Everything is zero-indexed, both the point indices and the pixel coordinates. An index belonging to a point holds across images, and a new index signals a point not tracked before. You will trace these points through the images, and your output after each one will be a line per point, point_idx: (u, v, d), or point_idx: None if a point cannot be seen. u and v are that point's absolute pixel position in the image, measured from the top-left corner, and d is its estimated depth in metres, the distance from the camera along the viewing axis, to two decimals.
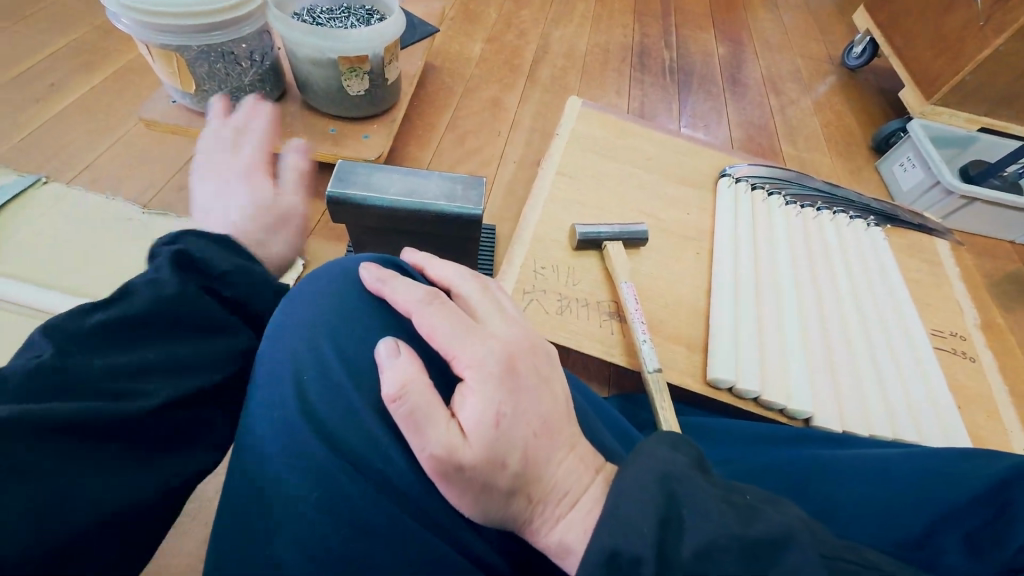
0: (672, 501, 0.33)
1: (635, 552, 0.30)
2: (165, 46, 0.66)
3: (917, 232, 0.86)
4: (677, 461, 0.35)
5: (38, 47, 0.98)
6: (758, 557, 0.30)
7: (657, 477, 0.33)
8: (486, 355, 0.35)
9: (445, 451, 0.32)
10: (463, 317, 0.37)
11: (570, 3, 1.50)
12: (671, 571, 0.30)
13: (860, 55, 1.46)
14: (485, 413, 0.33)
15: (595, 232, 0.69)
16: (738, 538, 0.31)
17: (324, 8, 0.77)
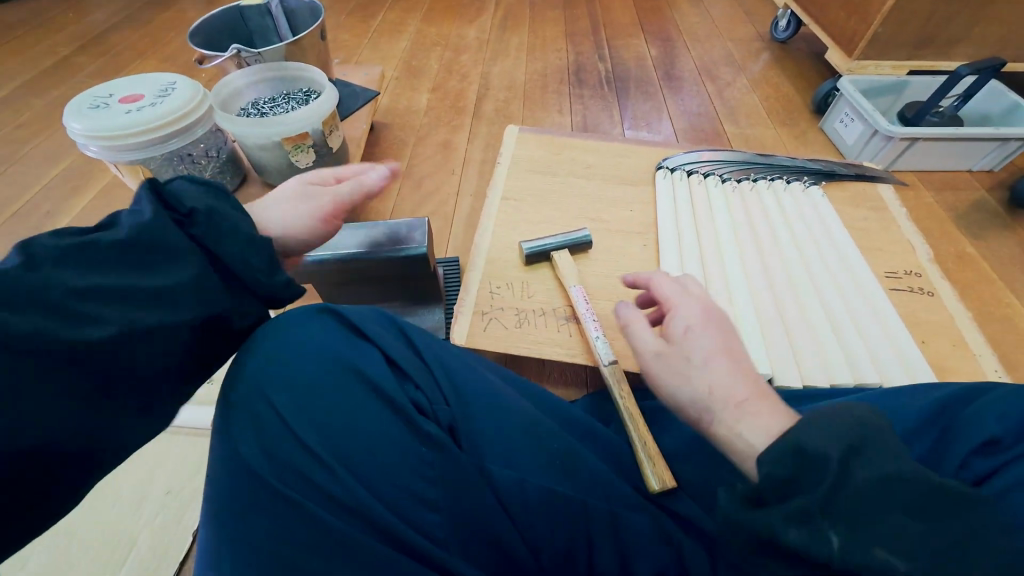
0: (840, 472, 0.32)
1: (813, 535, 0.30)
2: (131, 161, 0.73)
3: (858, 182, 0.89)
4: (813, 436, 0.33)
5: (33, 183, 1.10)
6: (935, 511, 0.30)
7: (794, 452, 0.32)
8: (689, 327, 0.44)
9: (699, 392, 0.41)
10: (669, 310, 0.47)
11: (505, 39, 1.61)
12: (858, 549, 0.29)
13: (786, 28, 1.52)
14: (696, 369, 0.41)
15: (540, 245, 0.73)
16: (909, 502, 0.30)
17: (267, 99, 0.86)
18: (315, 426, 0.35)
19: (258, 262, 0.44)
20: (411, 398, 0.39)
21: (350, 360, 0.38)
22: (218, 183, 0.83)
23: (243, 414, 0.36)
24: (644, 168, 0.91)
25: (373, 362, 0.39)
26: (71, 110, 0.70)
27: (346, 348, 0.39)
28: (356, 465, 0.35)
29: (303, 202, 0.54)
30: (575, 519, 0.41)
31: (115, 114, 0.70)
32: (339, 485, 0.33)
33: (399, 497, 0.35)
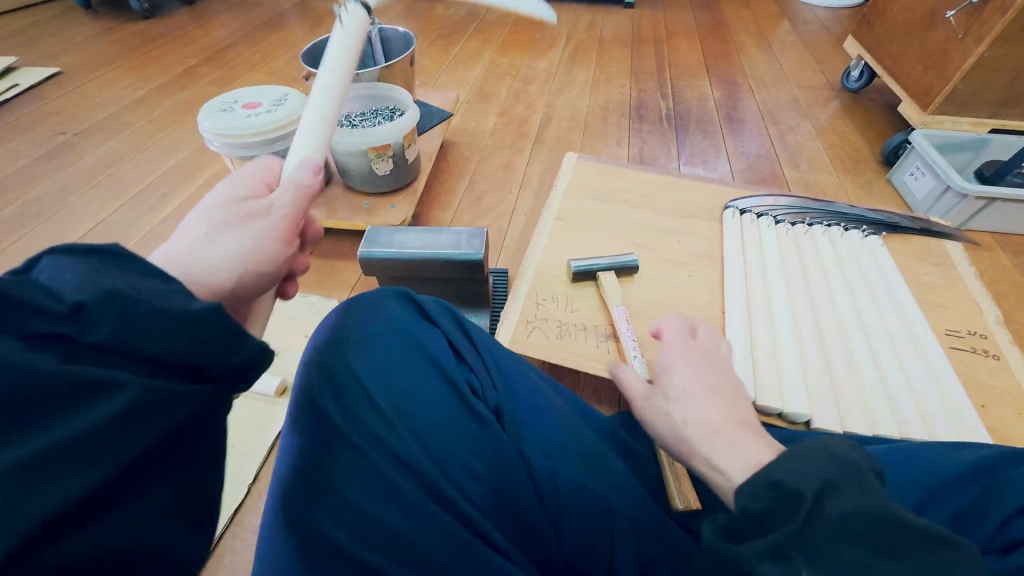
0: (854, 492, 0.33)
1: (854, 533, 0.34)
2: (242, 155, 0.86)
3: (922, 236, 0.86)
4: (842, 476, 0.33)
5: (155, 169, 1.29)
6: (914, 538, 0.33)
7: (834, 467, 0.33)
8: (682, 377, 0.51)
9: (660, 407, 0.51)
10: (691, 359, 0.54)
11: (572, 73, 1.70)
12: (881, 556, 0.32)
13: (858, 78, 1.51)
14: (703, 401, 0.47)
15: (589, 265, 0.77)
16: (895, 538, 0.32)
17: (358, 113, 0.99)
18: (386, 387, 0.41)
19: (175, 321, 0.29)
20: (466, 378, 0.44)
21: (419, 339, 0.44)
22: None
23: (320, 372, 0.41)
24: (696, 202, 0.93)
25: (438, 344, 0.45)
26: (205, 111, 0.85)
27: (415, 330, 0.45)
28: (416, 425, 0.39)
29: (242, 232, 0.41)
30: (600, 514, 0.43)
31: (237, 116, 0.84)
32: (401, 442, 0.38)
33: (444, 458, 0.39)
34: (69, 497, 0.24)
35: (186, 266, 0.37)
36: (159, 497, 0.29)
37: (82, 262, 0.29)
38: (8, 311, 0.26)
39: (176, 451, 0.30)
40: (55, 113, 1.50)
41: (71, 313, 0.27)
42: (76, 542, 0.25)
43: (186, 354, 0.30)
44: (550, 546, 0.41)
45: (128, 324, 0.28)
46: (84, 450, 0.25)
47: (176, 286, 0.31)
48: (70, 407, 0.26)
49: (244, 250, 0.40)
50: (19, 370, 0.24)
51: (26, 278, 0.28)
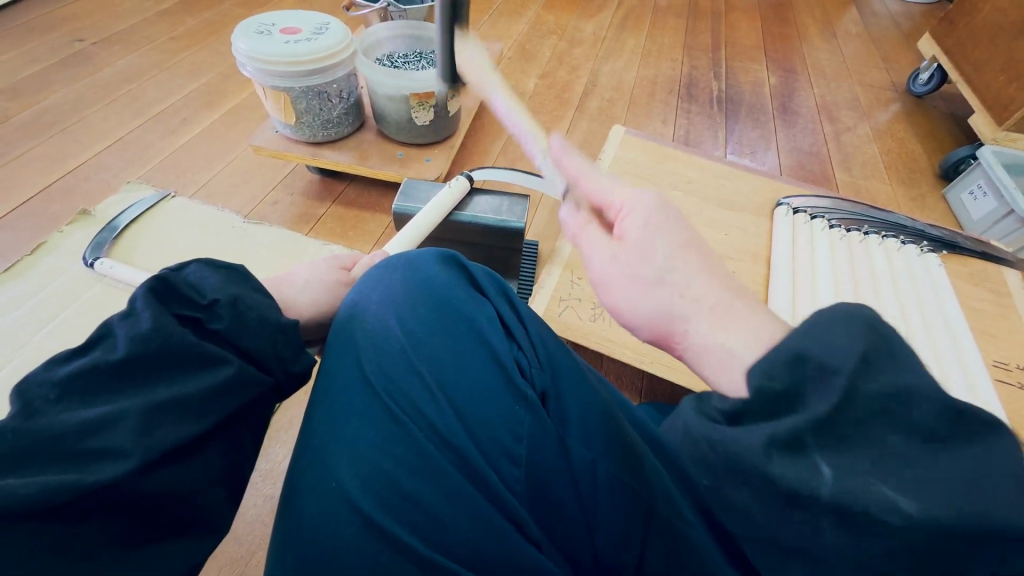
0: (801, 377, 0.28)
1: (792, 432, 0.27)
2: (277, 87, 0.83)
3: (980, 259, 0.82)
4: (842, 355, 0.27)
5: (176, 91, 1.22)
6: (844, 434, 0.27)
7: (787, 360, 0.28)
8: (660, 280, 0.38)
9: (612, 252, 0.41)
10: (645, 273, 0.38)
11: (621, 40, 1.59)
12: (809, 449, 0.27)
13: (926, 82, 1.40)
14: (688, 284, 0.37)
15: None
16: (818, 422, 0.27)
17: (401, 55, 0.95)
18: (430, 357, 0.39)
19: (258, 322, 0.37)
20: (514, 356, 0.41)
21: (464, 308, 0.42)
22: (341, 123, 0.91)
23: (367, 337, 0.40)
24: (747, 194, 0.88)
25: (488, 315, 0.42)
26: (241, 32, 0.81)
27: (462, 297, 0.43)
28: (455, 397, 0.38)
29: (325, 285, 0.51)
30: (638, 516, 0.38)
31: (275, 42, 0.80)
32: (440, 414, 0.37)
33: (482, 436, 0.37)
34: (171, 440, 0.31)
35: (285, 296, 0.48)
36: (219, 462, 0.34)
37: (212, 268, 0.38)
38: (163, 293, 0.35)
39: (244, 428, 0.36)
40: (74, 17, 1.41)
41: (204, 307, 0.35)
42: (164, 475, 0.31)
43: (269, 355, 0.37)
44: (578, 541, 0.39)
45: (239, 324, 0.36)
46: (190, 407, 0.32)
47: (276, 303, 0.39)
48: (185, 372, 0.33)
49: (329, 301, 0.50)
50: (165, 338, 0.32)
51: (181, 272, 0.37)
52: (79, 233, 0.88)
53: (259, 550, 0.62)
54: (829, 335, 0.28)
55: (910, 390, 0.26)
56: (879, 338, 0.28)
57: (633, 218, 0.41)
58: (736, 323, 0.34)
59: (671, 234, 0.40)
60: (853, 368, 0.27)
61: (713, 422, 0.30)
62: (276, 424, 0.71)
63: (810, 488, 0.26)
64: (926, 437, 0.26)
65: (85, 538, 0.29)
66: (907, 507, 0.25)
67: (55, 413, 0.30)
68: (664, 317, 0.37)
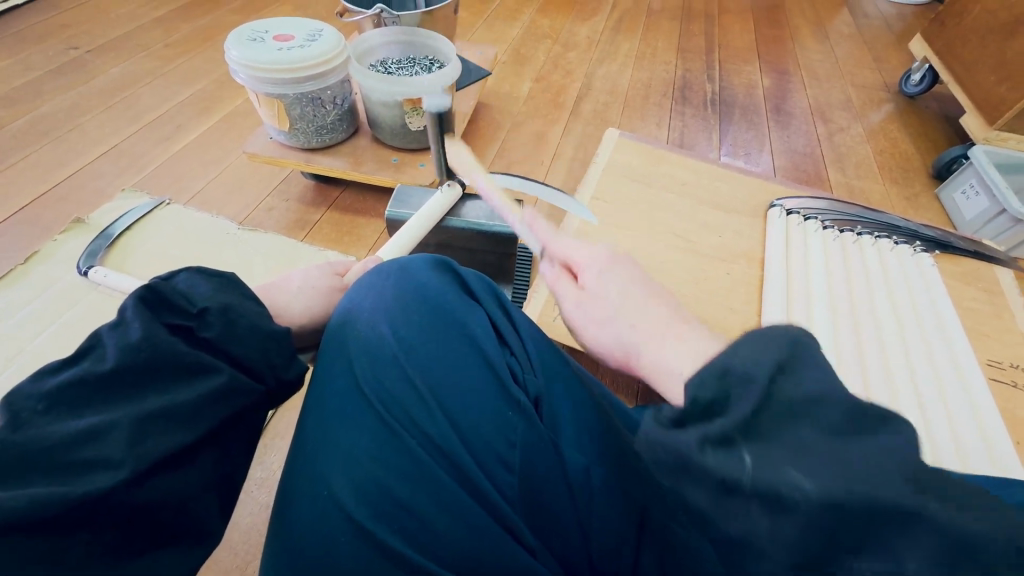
0: (726, 379, 0.28)
1: (722, 431, 0.27)
2: (271, 95, 0.83)
3: (973, 259, 0.82)
4: (756, 360, 0.28)
5: (170, 98, 1.22)
6: (763, 431, 0.27)
7: (712, 370, 0.29)
8: (621, 318, 0.41)
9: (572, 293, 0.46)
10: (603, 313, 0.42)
11: (616, 43, 1.59)
12: (736, 445, 0.27)
13: (919, 83, 1.41)
14: (641, 323, 0.40)
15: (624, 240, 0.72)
16: (737, 418, 0.27)
17: (395, 60, 0.95)
18: (423, 364, 0.39)
19: (249, 330, 0.37)
20: (506, 362, 0.41)
21: (457, 314, 0.42)
22: (336, 129, 0.91)
23: (359, 344, 0.40)
24: (741, 196, 0.88)
25: (480, 321, 0.42)
26: (234, 40, 0.81)
27: (455, 304, 0.43)
28: (449, 403, 0.38)
29: (319, 291, 0.51)
30: (631, 517, 0.39)
31: (269, 49, 0.80)
32: (434, 421, 0.37)
33: (476, 442, 0.37)
34: (162, 450, 0.31)
35: (277, 302, 0.48)
36: (211, 471, 0.34)
37: (202, 276, 0.38)
38: (153, 302, 0.35)
39: (235, 436, 0.36)
40: (68, 26, 1.41)
41: (195, 316, 0.35)
42: (156, 485, 0.31)
43: (261, 363, 0.37)
44: (573, 547, 0.39)
45: (230, 332, 0.36)
46: (181, 416, 0.32)
47: (268, 311, 0.39)
48: (176, 381, 0.33)
49: (322, 308, 0.50)
50: (155, 347, 0.32)
51: (171, 281, 0.37)
52: (73, 242, 0.88)
53: (255, 559, 0.62)
54: (748, 346, 0.29)
55: (820, 391, 0.27)
56: (800, 352, 0.28)
57: (587, 265, 0.45)
58: (682, 348, 0.36)
59: (619, 274, 0.44)
60: (767, 376, 0.27)
61: (665, 429, 0.29)
62: (272, 431, 0.71)
63: (734, 481, 0.26)
64: (838, 432, 0.26)
65: (72, 551, 0.28)
66: (807, 487, 0.24)
67: (44, 424, 0.30)
68: (621, 349, 0.40)
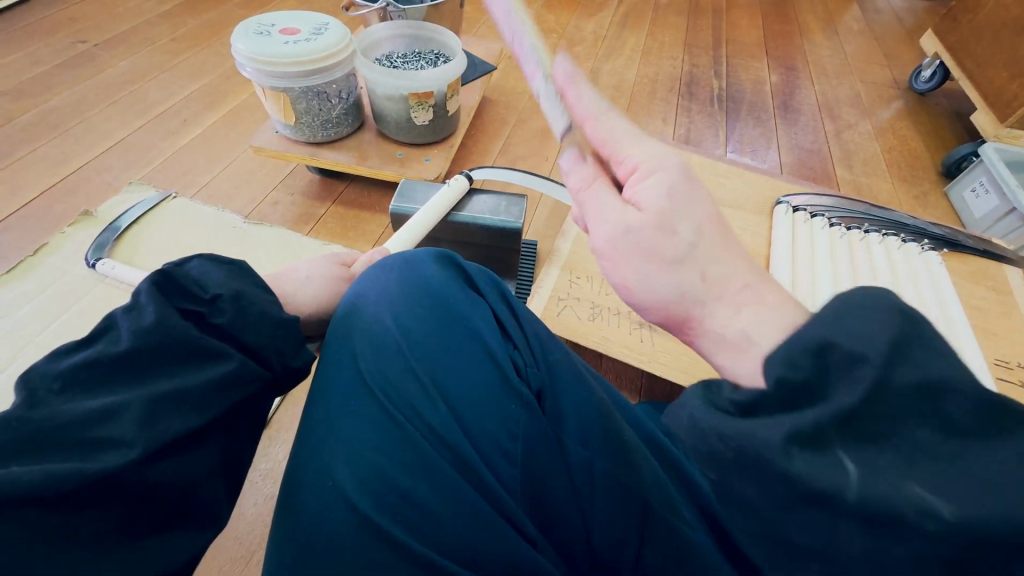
0: (823, 364, 0.27)
1: (818, 425, 0.26)
2: (277, 88, 0.83)
3: (981, 257, 0.81)
4: (869, 342, 0.26)
5: (177, 92, 1.23)
6: (866, 433, 0.26)
7: (805, 349, 0.28)
8: (689, 266, 0.37)
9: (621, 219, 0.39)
10: (665, 253, 0.38)
11: (622, 39, 1.58)
12: (824, 445, 0.27)
13: (929, 79, 1.39)
14: (714, 272, 0.37)
15: None
16: (833, 415, 0.26)
17: (400, 55, 0.95)
18: (426, 356, 0.39)
19: (259, 317, 0.37)
20: (509, 355, 0.41)
21: (460, 307, 0.42)
22: (341, 123, 0.91)
23: (363, 336, 0.40)
24: (747, 193, 0.88)
25: (483, 315, 0.42)
26: (240, 33, 0.81)
27: (459, 296, 0.43)
28: (451, 395, 0.38)
29: (325, 282, 0.51)
30: (633, 517, 0.39)
31: (275, 42, 0.80)
32: (436, 412, 0.37)
33: (478, 434, 0.37)
34: (173, 432, 0.31)
35: (284, 292, 0.48)
36: (218, 455, 0.35)
37: (214, 264, 0.38)
38: (166, 286, 0.35)
39: (242, 422, 0.37)
40: (76, 19, 1.42)
41: (206, 302, 0.36)
42: (166, 466, 0.31)
43: (269, 350, 0.37)
44: (573, 538, 0.39)
45: (240, 319, 0.36)
46: (191, 401, 0.33)
47: (276, 299, 0.39)
48: (187, 365, 0.33)
49: (329, 298, 0.50)
50: (167, 332, 0.33)
51: (184, 267, 0.37)
52: (81, 234, 0.89)
53: (260, 548, 0.62)
54: (851, 324, 0.27)
55: (944, 384, 0.25)
56: (910, 329, 0.27)
57: (652, 182, 0.39)
58: (759, 308, 0.34)
59: (697, 206, 0.38)
60: (881, 363, 0.26)
61: (728, 415, 0.29)
62: (277, 423, 0.71)
63: (834, 486, 0.26)
64: (957, 433, 0.25)
65: (85, 526, 0.29)
66: (943, 512, 0.24)
67: (59, 403, 0.30)
68: (683, 301, 0.37)
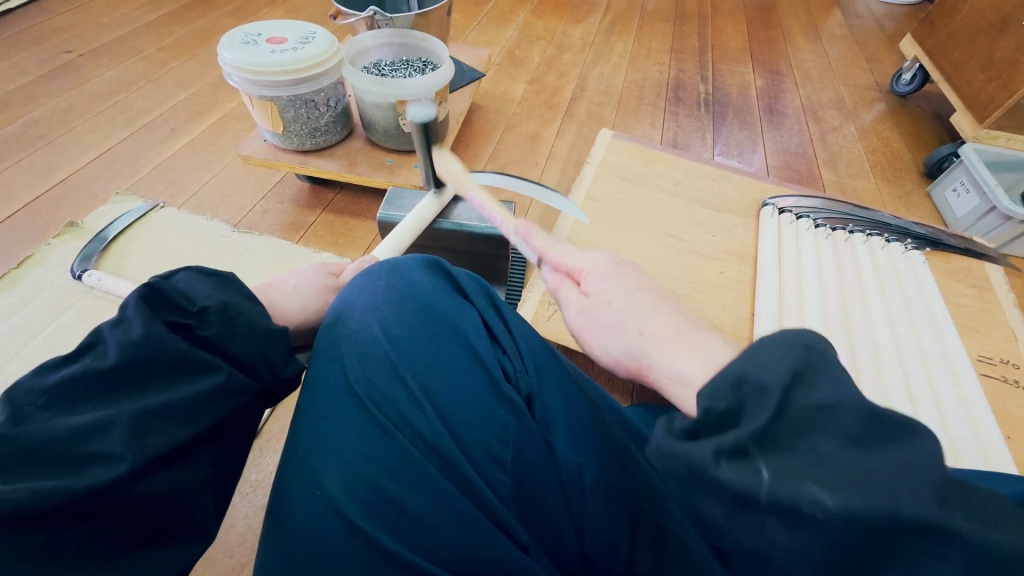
0: (739, 392, 0.28)
1: (736, 442, 0.27)
2: (264, 97, 0.83)
3: (963, 256, 0.83)
4: (771, 368, 0.28)
5: (164, 101, 1.22)
6: (777, 443, 0.27)
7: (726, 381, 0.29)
8: (625, 320, 0.40)
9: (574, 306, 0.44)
10: (606, 329, 0.41)
11: (610, 45, 1.60)
12: (750, 455, 0.27)
13: (909, 82, 1.42)
14: (646, 328, 0.39)
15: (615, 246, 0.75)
16: (750, 434, 0.27)
17: (388, 63, 0.96)
18: (413, 362, 0.39)
19: (248, 329, 0.37)
20: (498, 361, 0.41)
21: (448, 313, 0.42)
22: (330, 131, 0.92)
23: (350, 344, 0.40)
24: (733, 195, 0.89)
25: (471, 320, 0.43)
26: (227, 42, 0.81)
27: (448, 302, 0.43)
28: (441, 402, 0.38)
29: (313, 290, 0.51)
30: (624, 513, 0.39)
31: (262, 51, 0.80)
32: (424, 419, 0.37)
33: (469, 440, 0.37)
34: (163, 446, 0.31)
35: (272, 301, 0.48)
36: (208, 466, 0.34)
37: (201, 275, 0.38)
38: (154, 300, 0.35)
39: (231, 434, 0.36)
40: (62, 29, 1.41)
41: (194, 313, 0.35)
42: (154, 481, 0.31)
43: (258, 361, 0.37)
44: (566, 543, 0.39)
45: (228, 330, 0.36)
46: (180, 413, 0.32)
47: (266, 309, 0.39)
48: (175, 378, 0.33)
49: (318, 307, 0.50)
50: (156, 344, 0.32)
51: (171, 280, 0.37)
52: (66, 246, 0.88)
53: (249, 562, 0.61)
54: (762, 355, 0.28)
55: (836, 400, 0.26)
56: (813, 360, 0.28)
57: (593, 274, 0.44)
58: (695, 352, 0.35)
59: (629, 281, 0.43)
60: (782, 385, 0.27)
61: (676, 439, 0.29)
62: (267, 434, 0.71)
63: (750, 493, 0.26)
64: (857, 442, 0.26)
65: (72, 545, 0.28)
66: (829, 503, 0.24)
67: (46, 419, 0.30)
68: (629, 355, 0.39)
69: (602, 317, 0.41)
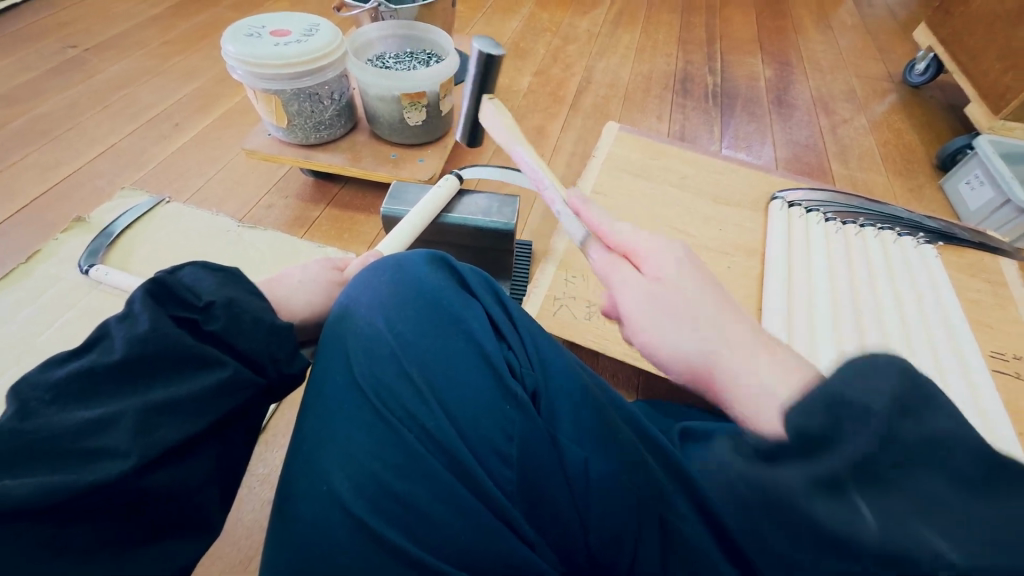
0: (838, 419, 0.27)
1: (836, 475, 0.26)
2: (268, 91, 0.82)
3: (978, 251, 0.81)
4: (877, 395, 0.26)
5: (168, 95, 1.22)
6: (879, 479, 0.26)
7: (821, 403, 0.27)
8: (699, 317, 0.39)
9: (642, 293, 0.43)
10: (676, 321, 0.40)
11: (616, 36, 1.58)
12: (850, 490, 0.26)
13: (923, 72, 1.39)
14: (720, 332, 0.38)
15: None
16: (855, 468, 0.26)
17: (392, 55, 0.95)
18: (418, 358, 0.39)
19: (252, 323, 0.36)
20: (503, 356, 0.41)
21: (454, 309, 0.42)
22: (333, 125, 0.91)
23: (356, 340, 0.40)
24: (742, 189, 0.88)
25: (477, 316, 0.42)
26: (230, 35, 0.81)
27: (454, 298, 0.43)
28: (446, 399, 0.38)
29: (318, 284, 0.51)
30: (630, 511, 0.39)
31: (265, 44, 0.80)
32: (430, 415, 0.37)
33: (474, 436, 0.37)
34: (168, 440, 0.31)
35: (278, 295, 0.48)
36: (209, 464, 0.34)
37: (208, 270, 0.37)
38: (160, 295, 0.35)
39: (238, 428, 0.36)
40: (67, 24, 1.41)
41: (200, 308, 0.35)
42: (158, 476, 0.31)
43: (263, 355, 0.37)
44: (573, 537, 0.39)
45: (233, 325, 0.35)
46: (185, 408, 0.32)
47: (271, 304, 0.39)
48: (180, 373, 0.33)
49: (323, 301, 0.50)
50: (161, 339, 0.32)
51: (178, 274, 0.37)
52: (74, 240, 0.88)
53: (256, 555, 0.62)
54: (866, 382, 0.27)
55: (949, 437, 0.25)
56: (919, 391, 0.27)
57: (663, 263, 0.43)
58: (770, 364, 0.35)
59: (704, 283, 0.42)
60: (888, 415, 0.26)
61: (756, 464, 0.29)
62: (273, 428, 0.71)
63: (851, 530, 0.25)
64: (968, 483, 0.25)
65: (76, 539, 0.29)
66: (949, 553, 0.24)
67: (54, 413, 0.30)
68: (700, 357, 0.38)
69: (676, 310, 0.41)
